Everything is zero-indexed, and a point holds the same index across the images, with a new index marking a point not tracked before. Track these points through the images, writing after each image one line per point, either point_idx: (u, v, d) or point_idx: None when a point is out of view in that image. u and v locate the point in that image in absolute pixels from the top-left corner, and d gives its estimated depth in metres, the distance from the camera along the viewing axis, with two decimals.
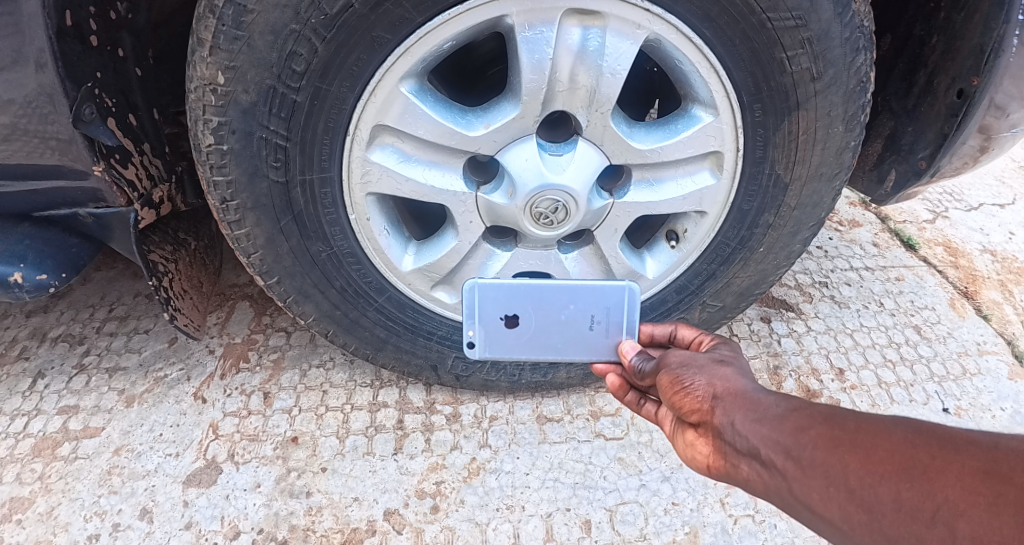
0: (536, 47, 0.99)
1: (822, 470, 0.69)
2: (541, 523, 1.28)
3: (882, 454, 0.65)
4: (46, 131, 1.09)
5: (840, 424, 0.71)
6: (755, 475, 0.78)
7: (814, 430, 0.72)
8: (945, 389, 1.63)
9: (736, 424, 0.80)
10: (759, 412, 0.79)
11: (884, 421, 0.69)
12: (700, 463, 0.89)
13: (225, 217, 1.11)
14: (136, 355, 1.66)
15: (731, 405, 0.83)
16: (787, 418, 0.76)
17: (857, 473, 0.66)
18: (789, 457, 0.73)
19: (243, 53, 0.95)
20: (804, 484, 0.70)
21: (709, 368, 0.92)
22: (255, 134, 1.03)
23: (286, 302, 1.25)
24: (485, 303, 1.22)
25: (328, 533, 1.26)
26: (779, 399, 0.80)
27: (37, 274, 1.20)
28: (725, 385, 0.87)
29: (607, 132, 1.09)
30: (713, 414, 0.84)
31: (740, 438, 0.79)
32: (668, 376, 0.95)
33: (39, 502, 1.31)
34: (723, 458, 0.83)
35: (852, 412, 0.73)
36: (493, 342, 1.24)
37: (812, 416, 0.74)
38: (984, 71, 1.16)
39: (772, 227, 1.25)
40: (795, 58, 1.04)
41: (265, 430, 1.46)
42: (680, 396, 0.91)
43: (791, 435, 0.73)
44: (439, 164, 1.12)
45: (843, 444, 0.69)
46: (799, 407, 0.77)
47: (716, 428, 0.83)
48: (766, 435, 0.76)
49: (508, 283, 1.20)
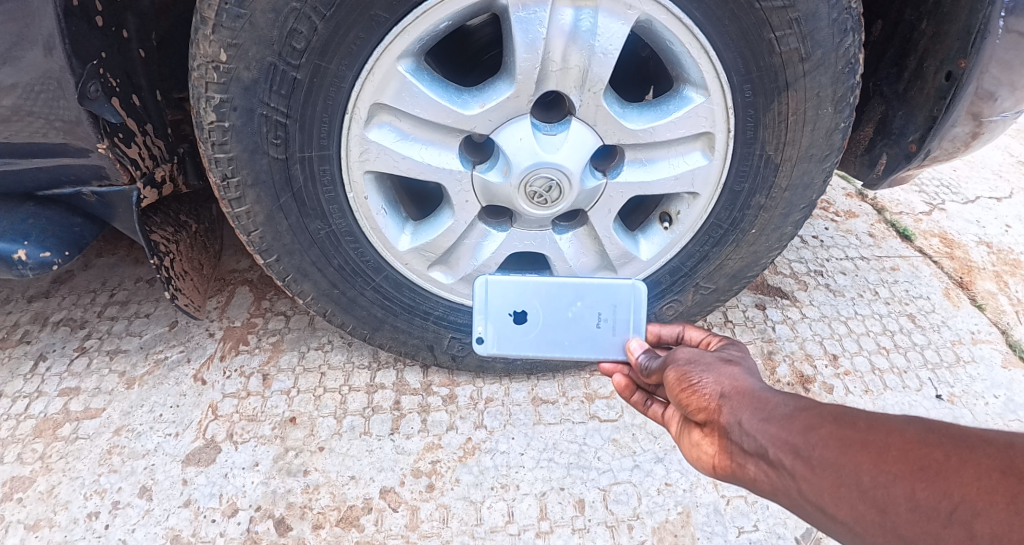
0: (529, 26, 1.01)
1: (832, 469, 0.69)
2: (536, 502, 1.30)
3: (895, 453, 0.66)
4: (52, 113, 1.12)
5: (851, 423, 0.71)
6: (763, 475, 0.77)
7: (824, 429, 0.72)
8: (937, 376, 1.64)
9: (743, 423, 0.79)
10: (767, 412, 0.78)
11: (894, 420, 0.69)
12: (706, 463, 0.88)
13: (226, 194, 1.13)
14: (137, 338, 1.68)
15: (739, 404, 0.82)
16: (796, 417, 0.75)
17: (870, 473, 0.66)
18: (799, 457, 0.72)
19: (245, 31, 0.97)
20: (814, 484, 0.70)
21: (717, 366, 0.90)
22: (256, 111, 1.04)
23: (285, 281, 1.27)
24: (493, 299, 1.25)
25: (325, 511, 1.28)
26: (787, 398, 0.79)
27: (40, 252, 1.22)
28: (733, 383, 0.85)
29: (600, 112, 1.11)
30: (720, 412, 0.83)
31: (747, 438, 0.78)
32: (676, 373, 0.93)
33: (39, 481, 1.33)
34: (729, 457, 0.82)
35: (861, 410, 0.72)
36: (501, 338, 1.24)
37: (821, 416, 0.74)
38: (971, 53, 1.18)
39: (764, 208, 1.27)
40: (783, 39, 1.05)
41: (264, 411, 1.48)
42: (687, 394, 0.89)
43: (800, 435, 0.73)
44: (436, 142, 1.14)
45: (854, 443, 0.68)
46: (808, 406, 0.76)
47: (723, 427, 0.83)
48: (774, 435, 0.75)
49: (515, 279, 1.23)
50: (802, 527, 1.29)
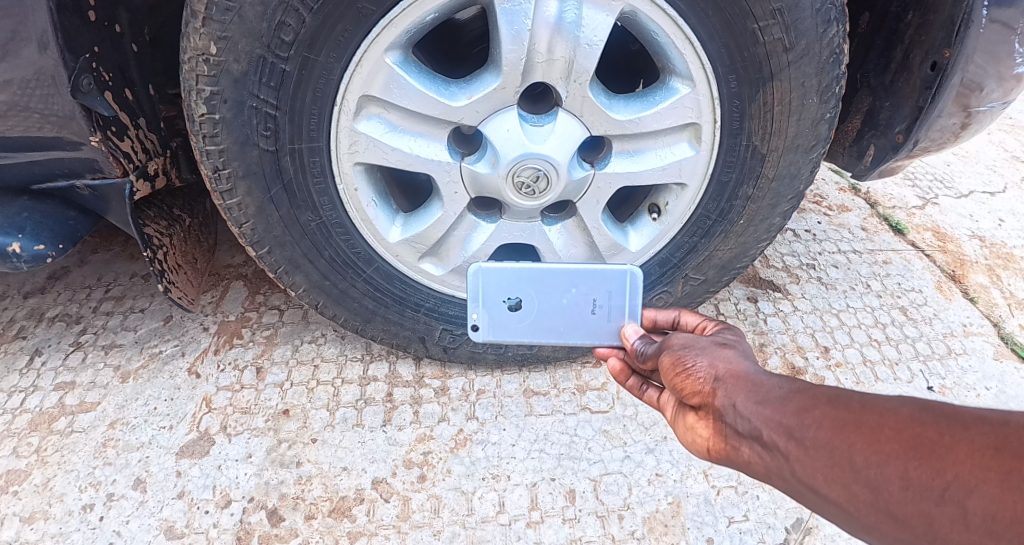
0: (515, 18, 1.02)
1: (825, 449, 0.69)
2: (526, 492, 1.31)
3: (888, 433, 0.66)
4: (47, 108, 1.13)
5: (845, 404, 0.71)
6: (757, 457, 0.78)
7: (818, 411, 0.72)
8: (929, 368, 1.65)
9: (738, 406, 0.80)
10: (762, 394, 0.78)
11: (889, 400, 0.69)
12: (700, 446, 0.89)
13: (217, 186, 1.14)
14: (132, 333, 1.69)
15: (733, 387, 0.82)
16: (789, 400, 0.76)
17: (863, 453, 0.66)
18: (792, 438, 0.73)
19: (234, 24, 0.98)
20: (807, 465, 0.71)
21: (711, 350, 0.92)
22: (246, 104, 1.05)
23: (277, 272, 1.28)
24: (488, 287, 1.26)
25: (318, 501, 1.28)
26: (782, 381, 0.80)
27: (35, 244, 1.23)
28: (727, 367, 0.86)
29: (586, 103, 1.12)
30: (714, 396, 0.84)
31: (742, 420, 0.79)
32: (670, 358, 0.94)
33: (35, 474, 1.34)
34: (723, 440, 0.83)
35: (855, 392, 0.73)
36: (496, 325, 1.26)
37: (816, 397, 0.74)
38: (955, 43, 1.19)
39: (752, 199, 1.28)
40: (767, 29, 1.06)
41: (257, 404, 1.49)
42: (681, 378, 0.90)
43: (794, 416, 0.73)
44: (425, 134, 1.15)
45: (848, 424, 0.69)
46: (802, 389, 0.77)
47: (717, 410, 0.83)
48: (768, 417, 0.76)
49: (510, 267, 1.23)
50: (792, 516, 1.29)
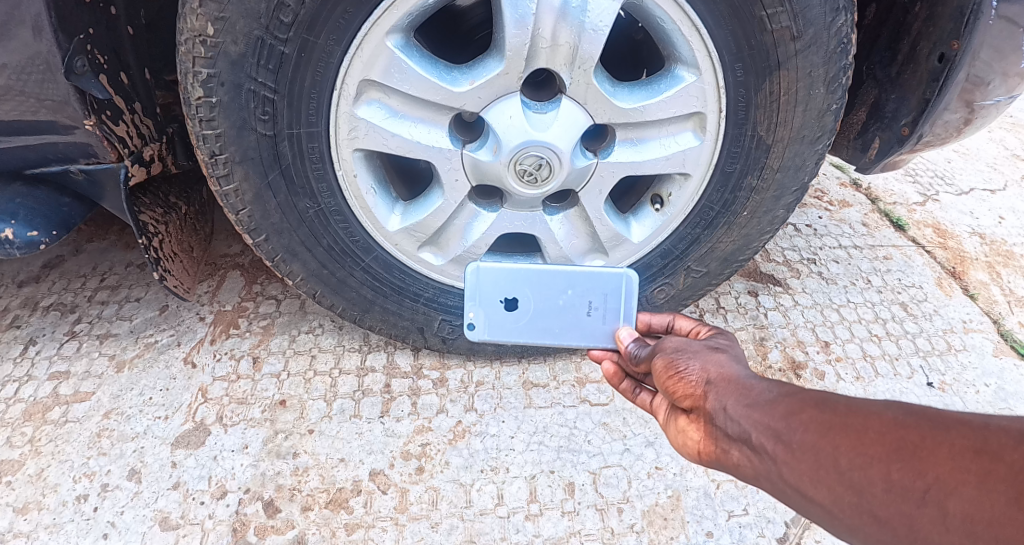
0: (519, 2, 1.00)
1: (811, 452, 0.67)
2: (525, 485, 1.30)
3: (872, 436, 0.64)
4: (41, 93, 1.10)
5: (832, 407, 0.69)
6: (746, 460, 0.76)
7: (805, 414, 0.70)
8: (929, 363, 1.64)
9: (728, 409, 0.78)
10: (751, 397, 0.76)
11: (873, 404, 0.67)
12: (692, 449, 0.87)
13: (214, 171, 1.12)
14: (127, 322, 1.67)
15: (723, 391, 0.80)
16: (778, 403, 0.74)
17: (847, 455, 0.65)
18: (779, 441, 0.71)
19: (232, 3, 0.96)
20: (794, 468, 0.69)
21: (704, 353, 0.90)
22: (244, 86, 1.03)
23: (274, 261, 1.26)
24: (485, 285, 1.24)
25: (313, 493, 1.27)
26: (772, 384, 0.78)
27: (27, 231, 1.21)
28: (719, 371, 0.85)
29: (590, 90, 1.10)
30: (705, 399, 0.82)
31: (731, 424, 0.77)
32: (663, 361, 0.92)
33: (28, 464, 1.32)
34: (714, 443, 0.81)
35: (843, 396, 0.71)
36: (493, 325, 1.24)
37: (804, 401, 0.72)
38: (963, 35, 1.18)
39: (755, 190, 1.26)
40: (775, 17, 1.05)
41: (254, 394, 1.47)
42: (673, 381, 0.88)
43: (782, 420, 0.71)
44: (426, 120, 1.13)
45: (834, 427, 0.67)
46: (792, 392, 0.75)
47: (708, 413, 0.81)
48: (757, 420, 0.74)
49: (508, 267, 1.22)
50: (791, 511, 1.28)
